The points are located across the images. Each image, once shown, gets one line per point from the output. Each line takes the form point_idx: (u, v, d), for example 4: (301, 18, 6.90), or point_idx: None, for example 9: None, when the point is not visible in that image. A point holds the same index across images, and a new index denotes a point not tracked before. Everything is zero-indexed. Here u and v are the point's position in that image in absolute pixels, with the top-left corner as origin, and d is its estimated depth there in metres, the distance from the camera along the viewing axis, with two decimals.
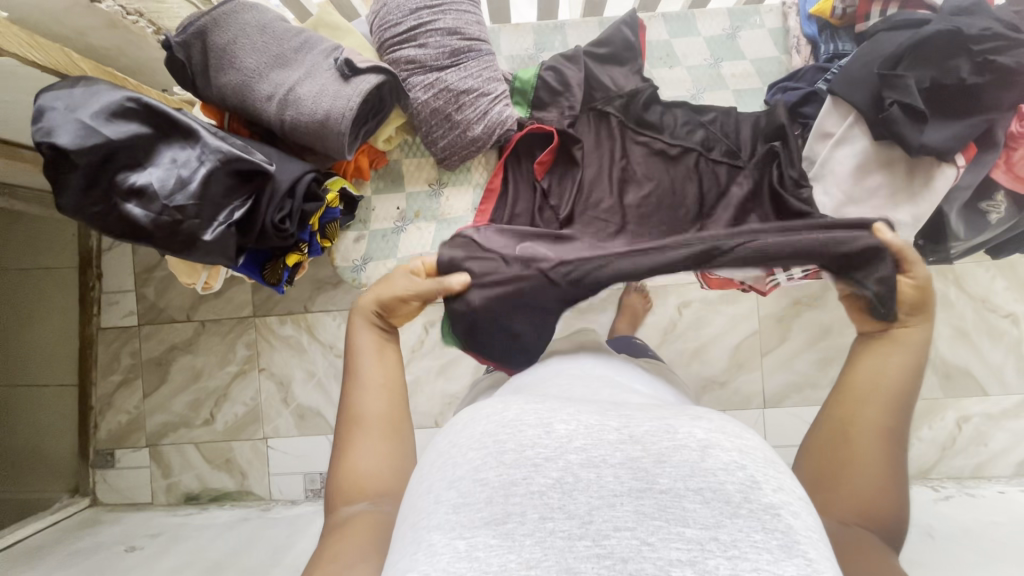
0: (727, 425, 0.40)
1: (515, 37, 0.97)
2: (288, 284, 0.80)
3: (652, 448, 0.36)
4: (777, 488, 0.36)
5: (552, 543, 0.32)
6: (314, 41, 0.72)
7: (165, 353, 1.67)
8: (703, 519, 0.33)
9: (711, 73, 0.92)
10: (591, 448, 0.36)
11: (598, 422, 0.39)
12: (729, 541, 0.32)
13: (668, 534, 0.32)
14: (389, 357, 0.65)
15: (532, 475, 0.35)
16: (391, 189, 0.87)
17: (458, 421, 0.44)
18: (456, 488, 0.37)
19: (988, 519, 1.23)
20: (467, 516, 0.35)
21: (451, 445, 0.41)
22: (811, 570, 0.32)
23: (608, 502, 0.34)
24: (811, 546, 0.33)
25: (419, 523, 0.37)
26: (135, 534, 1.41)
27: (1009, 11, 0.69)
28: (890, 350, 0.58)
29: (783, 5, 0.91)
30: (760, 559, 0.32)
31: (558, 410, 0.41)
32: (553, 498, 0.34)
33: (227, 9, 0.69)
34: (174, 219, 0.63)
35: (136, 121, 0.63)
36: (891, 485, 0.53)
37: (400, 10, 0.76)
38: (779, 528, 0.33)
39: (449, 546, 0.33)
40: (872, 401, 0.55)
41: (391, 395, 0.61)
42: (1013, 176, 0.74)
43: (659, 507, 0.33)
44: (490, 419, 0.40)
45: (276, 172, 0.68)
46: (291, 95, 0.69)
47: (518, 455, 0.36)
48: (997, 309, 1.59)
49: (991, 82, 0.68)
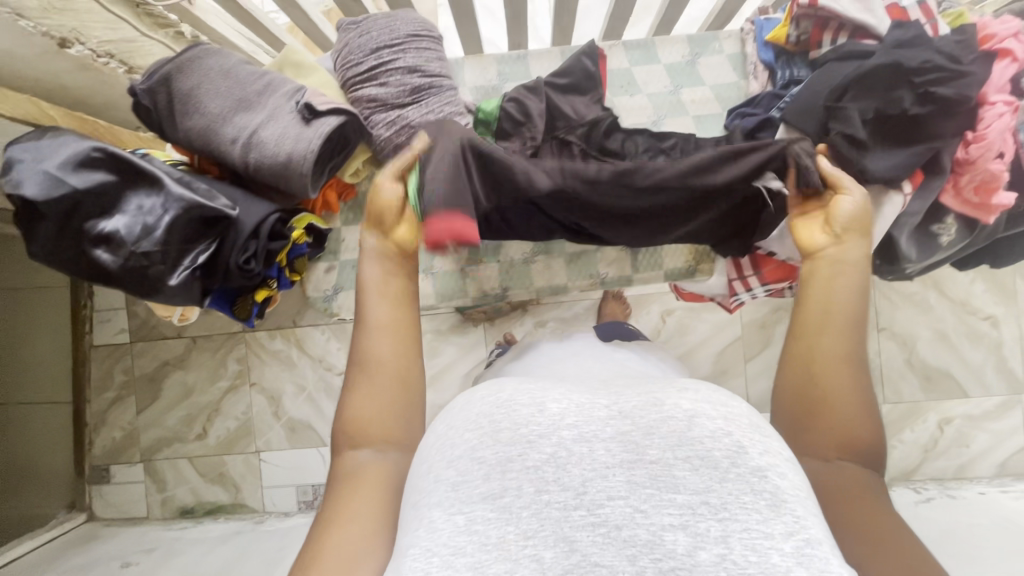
0: (713, 394, 0.44)
1: (477, 70, 0.99)
2: (258, 317, 0.82)
3: (640, 422, 0.41)
4: (764, 452, 0.40)
5: (548, 514, 0.37)
6: (277, 84, 0.74)
7: (156, 370, 1.70)
8: (693, 485, 0.37)
9: (671, 99, 0.93)
10: (582, 424, 0.41)
11: (588, 400, 0.44)
12: (719, 504, 0.36)
13: (661, 501, 0.36)
14: (394, 292, 0.62)
15: (527, 452, 0.39)
16: (360, 221, 0.89)
17: (457, 402, 0.48)
18: (454, 467, 0.41)
19: (966, 522, 1.24)
20: (466, 493, 0.39)
21: (449, 427, 0.45)
22: (799, 525, 0.36)
23: (602, 474, 0.38)
24: (797, 503, 0.38)
25: (421, 502, 0.42)
26: (130, 550, 1.44)
27: (951, 41, 0.71)
28: (837, 274, 0.61)
29: (742, 32, 0.93)
30: (750, 519, 0.36)
31: (548, 390, 0.45)
32: (547, 472, 0.38)
33: (191, 55, 0.72)
34: (141, 264, 0.66)
35: (102, 170, 0.65)
36: (864, 407, 0.56)
37: (362, 50, 0.78)
38: (767, 489, 0.37)
39: (450, 522, 0.38)
40: (827, 327, 0.58)
41: (396, 337, 0.59)
42: (961, 200, 0.77)
43: (651, 476, 0.37)
44: (485, 400, 0.44)
45: (242, 215, 0.70)
46: (254, 137, 0.70)
47: (514, 433, 0.41)
48: (977, 311, 1.60)
49: (934, 112, 0.71)
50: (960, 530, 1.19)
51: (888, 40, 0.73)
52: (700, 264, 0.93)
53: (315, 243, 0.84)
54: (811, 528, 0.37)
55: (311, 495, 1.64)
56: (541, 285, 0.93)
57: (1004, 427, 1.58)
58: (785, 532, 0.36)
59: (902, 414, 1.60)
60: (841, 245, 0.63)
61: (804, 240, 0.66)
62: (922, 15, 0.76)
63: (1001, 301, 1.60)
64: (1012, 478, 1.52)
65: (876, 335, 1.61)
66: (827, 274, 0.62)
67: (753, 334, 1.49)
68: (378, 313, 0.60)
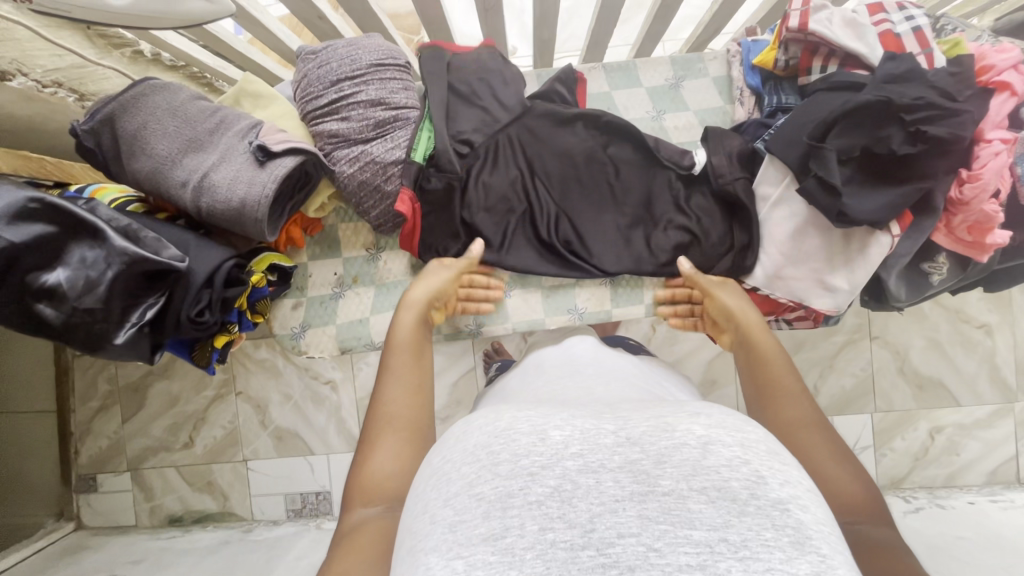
0: (726, 419, 0.40)
1: None
2: (219, 363, 0.80)
3: (651, 450, 0.37)
4: (784, 482, 0.36)
5: (554, 555, 0.32)
6: (231, 121, 0.70)
7: (141, 379, 1.66)
8: (711, 520, 0.33)
9: (654, 125, 0.89)
10: (588, 453, 0.37)
11: (594, 427, 0.40)
12: (739, 542, 0.32)
13: (675, 539, 0.32)
14: (422, 351, 0.69)
15: (530, 485, 0.36)
16: (328, 255, 0.86)
17: (452, 433, 0.45)
18: (452, 506, 0.37)
19: (953, 534, 1.23)
20: (464, 535, 0.35)
21: (444, 461, 0.42)
22: (825, 565, 0.31)
23: (611, 508, 0.34)
24: (823, 541, 0.33)
25: (418, 545, 0.37)
26: (116, 562, 1.41)
27: (945, 74, 0.66)
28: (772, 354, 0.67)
29: (727, 54, 0.88)
30: (772, 558, 0.31)
31: (551, 417, 0.42)
32: (552, 507, 0.34)
33: (134, 93, 0.68)
34: (84, 320, 0.62)
35: (42, 222, 0.61)
36: (848, 464, 0.54)
37: (321, 83, 0.74)
38: (790, 525, 0.33)
39: (447, 568, 0.33)
40: (791, 389, 0.61)
41: (418, 399, 0.62)
42: (954, 239, 0.73)
43: (663, 510, 0.33)
44: (483, 430, 0.41)
45: (193, 264, 0.67)
46: (205, 181, 0.66)
47: (513, 466, 0.37)
48: (971, 320, 1.55)
49: (924, 151, 0.66)
50: (948, 543, 1.17)
51: (878, 73, 0.68)
52: None
53: (281, 279, 0.83)
54: (840, 568, 0.32)
55: (300, 504, 1.61)
56: (519, 320, 0.88)
57: (996, 436, 1.54)
58: (811, 572, 0.31)
59: (892, 422, 1.55)
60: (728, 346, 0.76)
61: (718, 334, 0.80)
62: (916, 45, 0.72)
63: (998, 309, 1.54)
64: (1002, 488, 1.48)
65: (867, 343, 1.56)
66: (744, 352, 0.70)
67: None
68: (401, 362, 0.66)
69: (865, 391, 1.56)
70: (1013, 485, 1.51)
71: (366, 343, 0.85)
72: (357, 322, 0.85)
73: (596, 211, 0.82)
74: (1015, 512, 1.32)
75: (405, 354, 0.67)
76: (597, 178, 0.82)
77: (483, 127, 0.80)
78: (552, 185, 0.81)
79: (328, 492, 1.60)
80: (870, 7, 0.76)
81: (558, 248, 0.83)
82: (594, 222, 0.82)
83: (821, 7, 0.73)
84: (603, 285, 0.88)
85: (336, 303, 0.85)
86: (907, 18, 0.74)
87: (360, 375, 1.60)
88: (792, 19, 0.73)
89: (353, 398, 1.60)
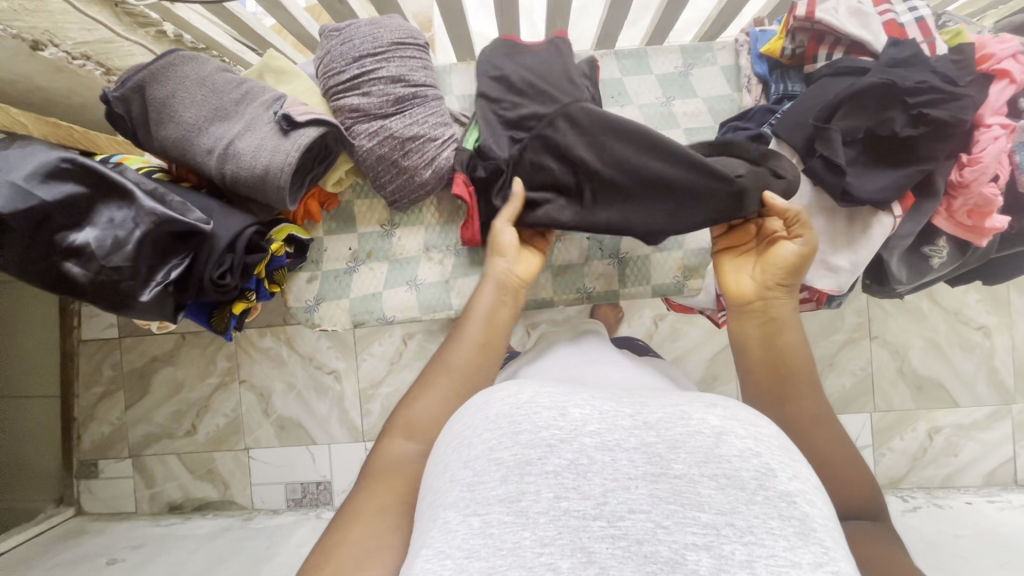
0: (741, 412, 0.41)
1: (466, 76, 0.90)
2: (236, 329, 0.83)
3: (666, 434, 0.38)
4: (793, 476, 0.37)
5: (567, 522, 0.34)
6: (256, 93, 0.72)
7: (146, 365, 1.65)
8: (719, 505, 0.35)
9: (663, 111, 0.91)
10: (605, 432, 0.39)
11: (613, 409, 0.41)
12: (745, 527, 0.34)
13: (684, 518, 0.34)
14: (496, 319, 0.67)
15: (547, 456, 0.37)
16: (343, 230, 0.88)
17: (473, 401, 0.47)
18: (471, 467, 0.39)
19: (951, 532, 1.24)
20: (482, 495, 0.37)
21: (466, 427, 0.44)
22: (827, 557, 0.33)
23: (624, 485, 0.35)
24: (827, 534, 0.34)
25: (437, 501, 0.40)
26: (118, 546, 1.41)
27: (947, 61, 0.69)
28: (787, 324, 0.64)
29: (736, 43, 0.91)
30: (776, 546, 0.33)
31: (572, 394, 0.43)
32: (567, 479, 0.36)
33: (163, 63, 0.70)
34: (111, 278, 0.65)
35: (73, 181, 0.63)
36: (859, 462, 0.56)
37: (344, 58, 0.76)
38: (795, 516, 0.34)
39: (465, 523, 0.36)
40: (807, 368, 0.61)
41: (484, 353, 0.63)
42: (954, 223, 0.75)
43: (673, 491, 0.35)
44: (505, 401, 0.43)
45: (215, 229, 0.69)
46: (230, 149, 0.68)
47: (533, 436, 0.39)
48: (970, 321, 1.56)
49: (926, 133, 0.68)
50: (945, 541, 1.18)
51: (883, 58, 0.71)
52: (690, 278, 0.90)
53: (298, 252, 0.85)
54: (841, 560, 0.33)
55: (301, 493, 1.61)
56: (527, 297, 0.91)
57: (993, 438, 1.55)
58: (813, 562, 0.32)
59: (890, 422, 1.56)
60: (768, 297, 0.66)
61: (737, 289, 0.69)
62: (919, 34, 0.75)
63: (995, 311, 1.56)
64: (999, 490, 1.49)
65: (867, 343, 1.57)
66: (761, 321, 0.65)
67: None
68: (474, 330, 0.65)
69: (864, 390, 1.57)
70: (1010, 487, 1.52)
71: (378, 317, 0.87)
72: (370, 296, 0.87)
73: (646, 187, 0.71)
74: (1012, 511, 1.33)
75: (475, 318, 0.66)
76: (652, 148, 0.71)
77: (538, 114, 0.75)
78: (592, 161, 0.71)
79: (330, 482, 1.61)
80: None
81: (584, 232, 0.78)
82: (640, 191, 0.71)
83: None
84: (611, 266, 0.90)
85: (350, 277, 0.87)
86: (911, 9, 0.76)
87: (363, 365, 1.61)
88: (800, 8, 0.75)
89: (356, 388, 1.61)
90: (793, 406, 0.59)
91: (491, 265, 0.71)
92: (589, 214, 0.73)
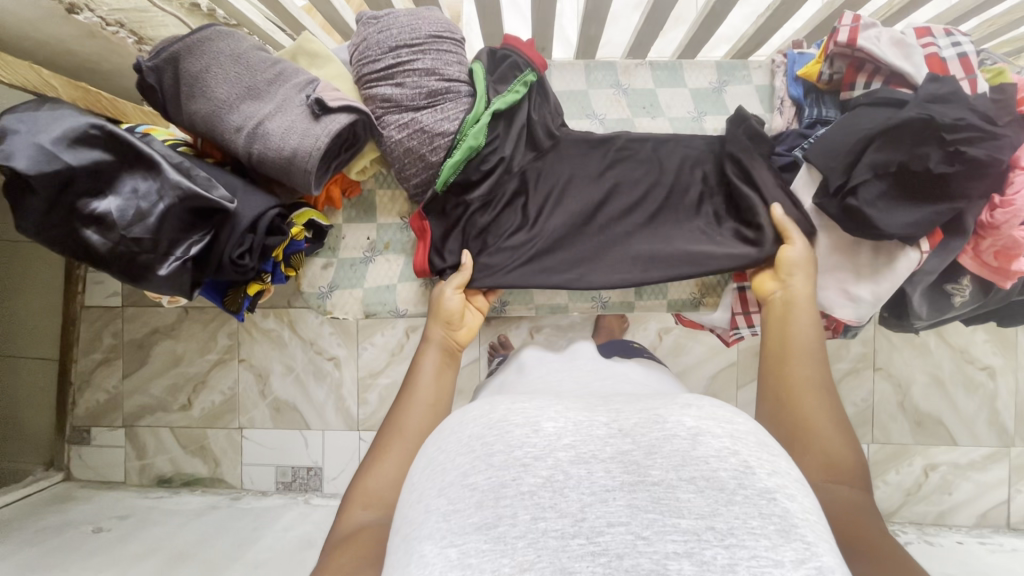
0: (716, 410, 0.41)
1: (563, 75, 0.94)
2: (249, 310, 0.82)
3: (641, 441, 0.38)
4: (772, 472, 0.38)
5: (545, 543, 0.33)
6: (289, 74, 0.72)
7: (146, 337, 1.64)
8: (698, 509, 0.34)
9: (694, 125, 0.93)
10: (580, 445, 0.39)
11: (587, 419, 0.42)
12: (725, 530, 0.33)
13: (663, 527, 0.33)
14: (443, 376, 0.70)
15: (521, 476, 0.37)
16: (362, 219, 0.88)
17: (451, 419, 0.47)
18: (445, 495, 0.39)
19: (941, 570, 1.23)
20: (458, 523, 0.36)
21: (440, 452, 0.43)
22: (810, 552, 0.33)
23: (601, 498, 0.35)
24: (809, 529, 0.34)
25: (412, 533, 0.39)
26: (105, 515, 1.40)
27: (987, 100, 0.68)
28: (799, 313, 0.70)
29: (772, 64, 0.92)
30: (758, 545, 0.33)
31: (545, 409, 0.43)
32: (544, 497, 0.35)
33: (200, 36, 0.69)
34: (131, 249, 0.64)
35: (99, 148, 0.63)
36: (846, 440, 0.59)
37: (380, 47, 0.75)
38: (776, 513, 0.35)
39: (442, 555, 0.35)
40: (806, 360, 0.65)
41: (434, 411, 0.66)
42: (979, 262, 0.74)
43: (652, 499, 0.35)
44: (478, 422, 0.43)
45: (240, 207, 0.69)
46: (260, 128, 0.68)
47: (506, 457, 0.38)
48: (976, 361, 1.56)
49: (961, 171, 0.68)
50: None
51: (921, 92, 0.70)
52: (705, 297, 0.91)
53: (315, 238, 0.84)
54: (825, 555, 0.34)
55: (290, 477, 1.61)
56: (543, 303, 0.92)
57: (988, 479, 1.54)
58: (796, 559, 0.32)
59: (886, 455, 1.56)
60: (787, 285, 0.73)
61: (760, 285, 0.77)
62: (960, 70, 0.74)
63: (1002, 353, 1.55)
64: (991, 532, 1.48)
65: (870, 374, 1.57)
66: (780, 311, 0.71)
67: (749, 361, 1.47)
68: (421, 385, 0.68)
69: (863, 420, 1.56)
70: (1001, 529, 1.50)
71: (391, 309, 0.87)
72: (384, 287, 0.87)
73: (636, 259, 0.81)
74: (1002, 555, 1.32)
75: (424, 374, 0.69)
76: (603, 249, 0.82)
77: (544, 200, 0.83)
78: (586, 244, 0.83)
79: (320, 468, 1.60)
80: (918, 30, 0.77)
81: (585, 265, 0.82)
82: (615, 258, 0.82)
83: (871, 24, 0.74)
84: None
85: (366, 267, 0.87)
86: (954, 43, 0.75)
87: (364, 354, 1.61)
88: (841, 35, 0.74)
89: (355, 376, 1.61)
90: (788, 371, 0.64)
91: (432, 331, 0.75)
92: (530, 257, 0.81)
